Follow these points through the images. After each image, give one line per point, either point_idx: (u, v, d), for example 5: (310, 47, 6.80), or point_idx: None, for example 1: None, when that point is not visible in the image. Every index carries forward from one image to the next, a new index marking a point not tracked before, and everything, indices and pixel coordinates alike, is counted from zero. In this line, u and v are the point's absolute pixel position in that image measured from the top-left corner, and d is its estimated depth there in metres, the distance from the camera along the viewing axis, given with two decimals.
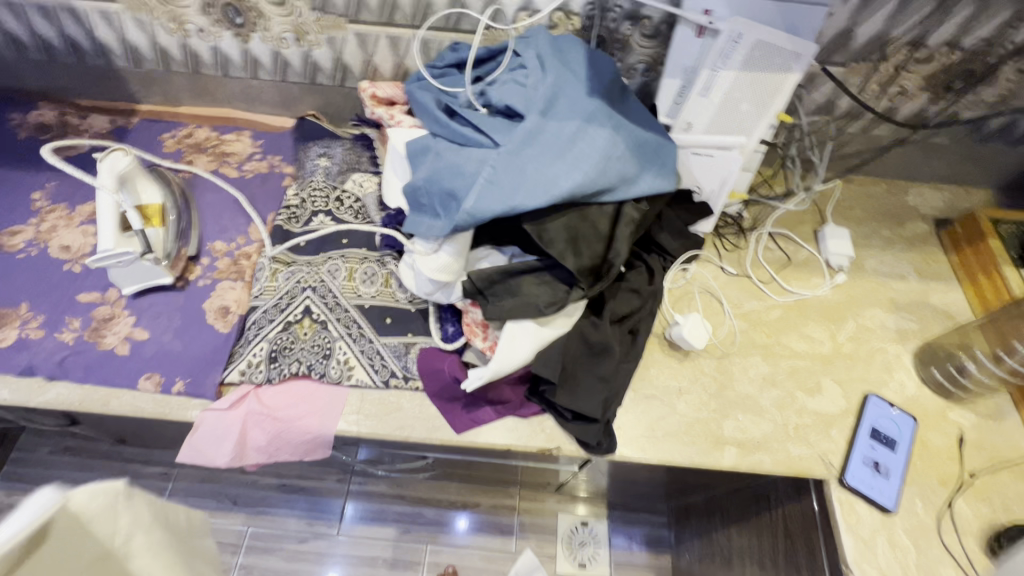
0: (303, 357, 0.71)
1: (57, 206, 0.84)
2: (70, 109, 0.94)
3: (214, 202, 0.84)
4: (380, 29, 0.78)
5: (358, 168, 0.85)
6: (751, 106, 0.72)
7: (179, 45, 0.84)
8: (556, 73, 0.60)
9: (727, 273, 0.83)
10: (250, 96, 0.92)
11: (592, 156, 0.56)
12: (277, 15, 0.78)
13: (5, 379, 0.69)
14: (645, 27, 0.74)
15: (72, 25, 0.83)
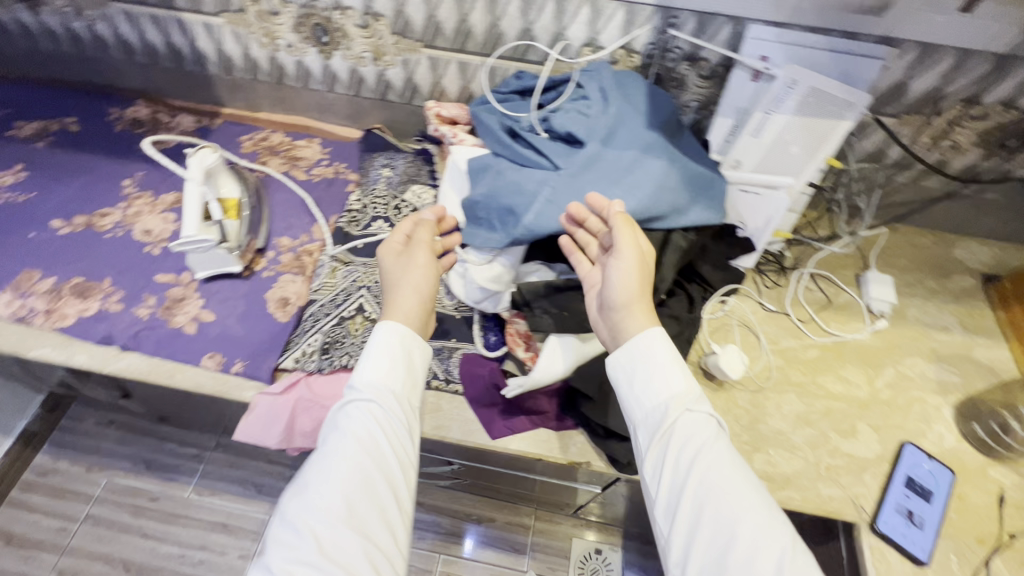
0: (352, 352, 0.74)
1: (144, 194, 0.93)
2: (162, 108, 1.04)
3: (284, 201, 0.91)
4: (451, 54, 0.84)
5: (416, 180, 0.89)
6: (801, 149, 0.74)
7: (268, 58, 0.92)
8: (618, 105, 0.64)
9: (766, 309, 0.84)
10: (323, 107, 0.99)
11: (646, 185, 0.60)
12: (359, 36, 0.84)
13: (86, 345, 0.76)
14: (702, 68, 0.78)
15: (177, 34, 0.92)
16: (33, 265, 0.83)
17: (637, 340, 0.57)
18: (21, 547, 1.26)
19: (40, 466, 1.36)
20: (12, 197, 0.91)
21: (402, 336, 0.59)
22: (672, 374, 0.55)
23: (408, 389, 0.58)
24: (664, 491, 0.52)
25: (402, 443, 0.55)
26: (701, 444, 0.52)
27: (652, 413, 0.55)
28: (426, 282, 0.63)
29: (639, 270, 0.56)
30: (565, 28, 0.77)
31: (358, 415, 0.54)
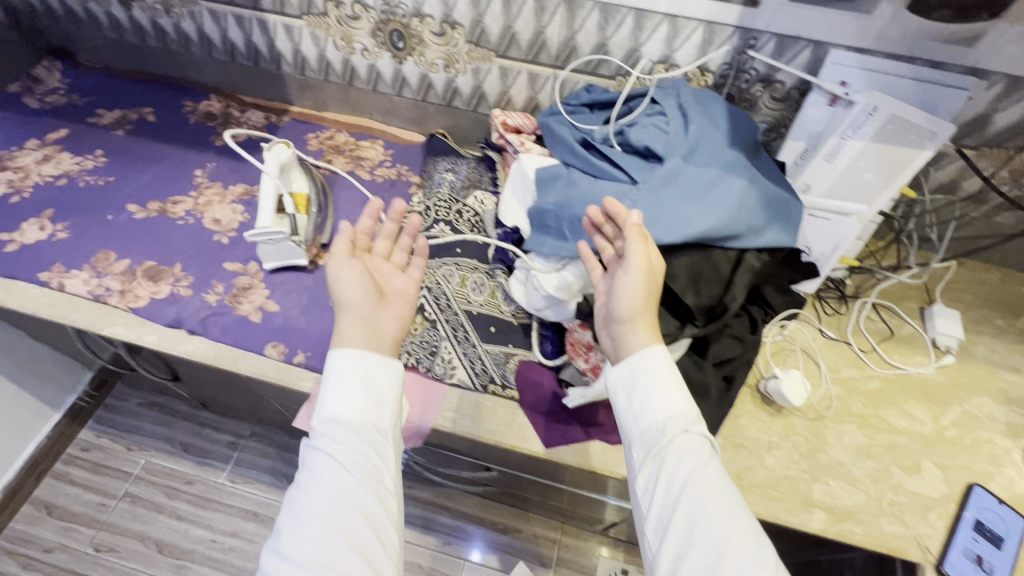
0: (412, 350, 0.77)
1: (214, 184, 0.96)
2: (234, 103, 1.08)
3: (349, 199, 0.93)
4: (523, 65, 0.85)
5: (479, 186, 0.91)
6: (875, 176, 0.72)
7: (342, 60, 0.95)
8: (699, 123, 0.65)
9: (826, 336, 0.83)
10: (389, 110, 1.02)
11: (727, 203, 0.60)
12: (434, 43, 0.87)
13: (157, 326, 0.79)
14: (777, 90, 0.77)
15: (258, 33, 0.95)
16: (110, 246, 0.87)
17: (639, 357, 0.55)
18: (61, 519, 1.29)
19: (83, 441, 1.40)
20: (91, 180, 0.95)
21: (342, 357, 0.54)
22: (671, 393, 0.53)
23: (370, 412, 0.53)
24: (655, 509, 0.50)
25: (371, 473, 0.51)
26: (695, 467, 0.50)
27: (650, 430, 0.53)
28: (351, 290, 0.56)
29: (647, 285, 0.55)
30: (640, 45, 0.77)
31: (320, 455, 0.51)
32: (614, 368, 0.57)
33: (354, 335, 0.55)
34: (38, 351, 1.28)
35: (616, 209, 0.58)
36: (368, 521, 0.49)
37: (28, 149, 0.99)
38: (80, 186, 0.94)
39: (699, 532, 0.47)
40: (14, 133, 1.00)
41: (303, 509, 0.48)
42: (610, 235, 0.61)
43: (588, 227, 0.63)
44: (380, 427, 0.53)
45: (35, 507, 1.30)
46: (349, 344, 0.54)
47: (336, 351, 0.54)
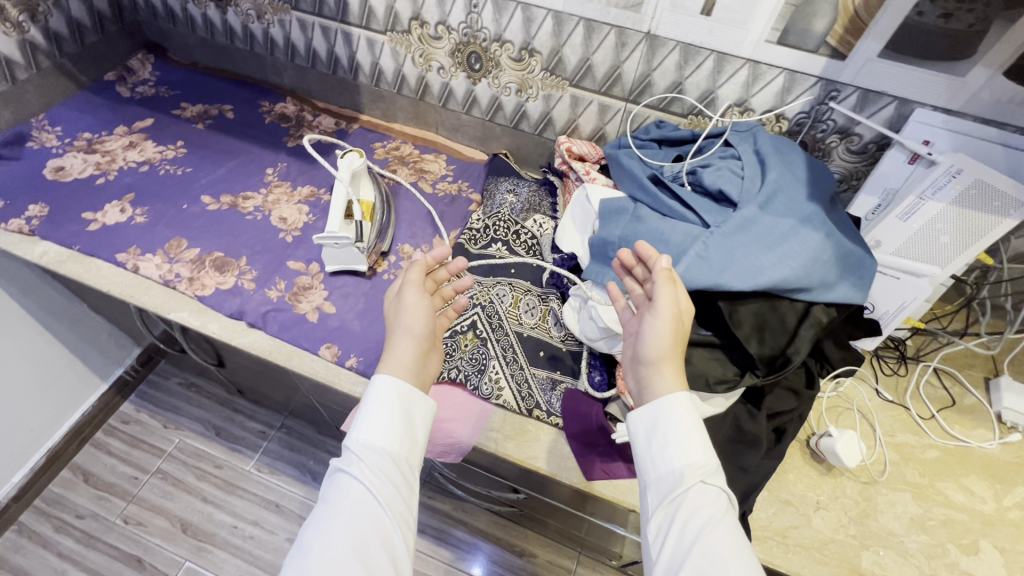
0: (461, 366, 0.77)
1: (283, 184, 0.99)
2: (308, 107, 1.12)
3: (410, 211, 0.95)
4: (595, 96, 0.86)
5: (538, 210, 0.92)
6: (951, 239, 0.69)
7: (417, 76, 0.98)
8: (778, 171, 0.64)
9: (882, 397, 0.80)
10: (455, 127, 1.04)
11: (802, 255, 0.59)
12: (510, 67, 0.89)
13: (220, 316, 0.82)
14: (853, 142, 0.76)
15: (341, 45, 0.99)
16: (182, 234, 0.91)
17: (661, 401, 0.55)
18: (96, 488, 1.34)
19: (124, 414, 1.45)
20: (171, 169, 1.00)
21: (393, 381, 0.56)
22: (690, 441, 0.52)
23: (406, 447, 0.55)
24: (664, 556, 0.48)
25: (400, 508, 0.51)
26: (710, 518, 0.48)
27: (666, 476, 0.52)
28: (419, 321, 0.61)
29: (674, 329, 0.55)
30: (717, 87, 0.78)
31: (353, 482, 0.51)
32: (636, 409, 0.57)
33: (409, 363, 0.59)
34: (95, 324, 1.35)
35: (646, 252, 0.60)
36: (390, 551, 0.49)
37: (117, 135, 1.05)
38: (160, 174, 0.99)
39: None
40: (106, 119, 1.07)
41: (326, 531, 0.49)
42: (641, 277, 0.63)
43: (620, 268, 0.65)
44: (406, 457, 0.54)
45: (73, 473, 1.35)
46: (402, 370, 0.58)
47: (385, 376, 0.56)
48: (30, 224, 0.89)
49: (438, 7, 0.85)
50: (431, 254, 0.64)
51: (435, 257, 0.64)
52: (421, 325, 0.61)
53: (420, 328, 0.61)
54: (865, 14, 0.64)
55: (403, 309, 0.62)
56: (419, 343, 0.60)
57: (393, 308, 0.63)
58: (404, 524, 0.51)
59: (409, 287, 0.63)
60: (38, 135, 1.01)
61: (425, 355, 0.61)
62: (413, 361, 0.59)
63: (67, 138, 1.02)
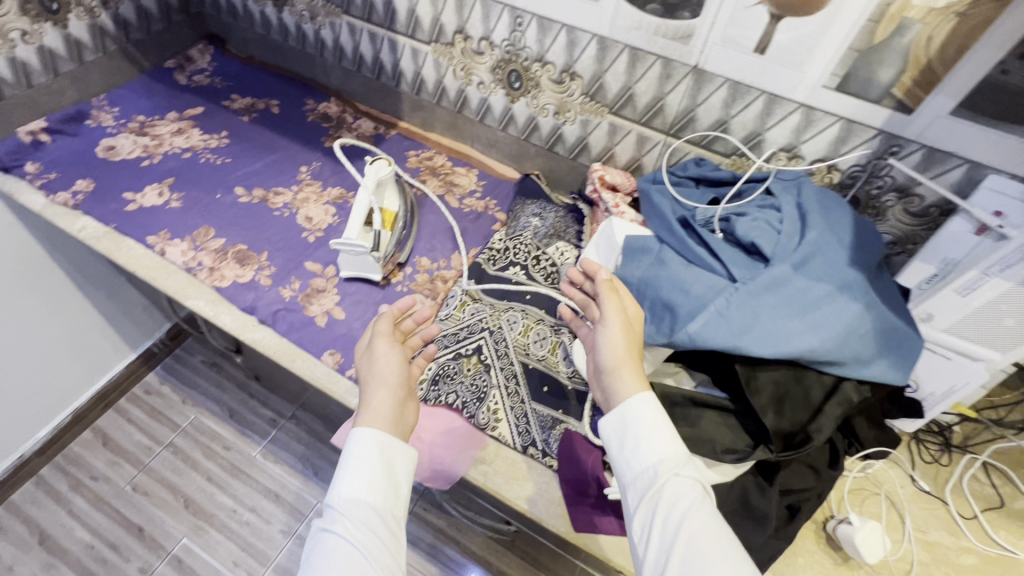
0: (460, 392, 0.74)
1: (314, 183, 1.00)
2: (350, 110, 1.14)
3: (433, 223, 0.93)
4: (635, 126, 0.83)
5: (562, 237, 0.88)
6: (1018, 323, 0.60)
7: (457, 89, 0.97)
8: (820, 230, 0.58)
9: (916, 486, 0.72)
10: (491, 143, 1.03)
11: (835, 326, 0.53)
12: (550, 89, 0.86)
13: (234, 309, 0.83)
14: (913, 204, 0.69)
15: (386, 52, 0.99)
16: (211, 223, 0.92)
17: (624, 404, 0.54)
18: (112, 452, 1.39)
19: (148, 384, 1.50)
20: (211, 158, 1.03)
21: (371, 432, 0.56)
22: (659, 435, 0.51)
23: (389, 499, 0.54)
24: (650, 556, 0.47)
25: (387, 561, 0.50)
26: (688, 509, 0.47)
27: (641, 475, 0.51)
28: (392, 368, 0.62)
29: (624, 332, 0.57)
30: (765, 129, 0.72)
31: (338, 541, 0.50)
32: (604, 414, 0.56)
33: (387, 414, 0.58)
34: (130, 296, 1.40)
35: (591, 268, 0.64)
36: None
37: (168, 120, 1.09)
38: (200, 162, 1.02)
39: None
40: (160, 104, 1.11)
41: None
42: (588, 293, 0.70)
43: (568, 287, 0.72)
44: (389, 505, 0.54)
45: (94, 435, 1.41)
46: (382, 420, 0.57)
47: (363, 427, 0.56)
48: (75, 198, 0.93)
49: (482, 23, 0.84)
50: (396, 304, 0.66)
51: (398, 306, 0.66)
52: (393, 373, 0.62)
53: (394, 376, 0.61)
54: (940, 68, 0.58)
55: (375, 361, 0.63)
56: (396, 389, 0.61)
57: (363, 367, 0.63)
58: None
59: (379, 338, 0.64)
60: (97, 114, 1.06)
61: (405, 401, 0.61)
62: (390, 406, 0.59)
63: (122, 119, 1.07)
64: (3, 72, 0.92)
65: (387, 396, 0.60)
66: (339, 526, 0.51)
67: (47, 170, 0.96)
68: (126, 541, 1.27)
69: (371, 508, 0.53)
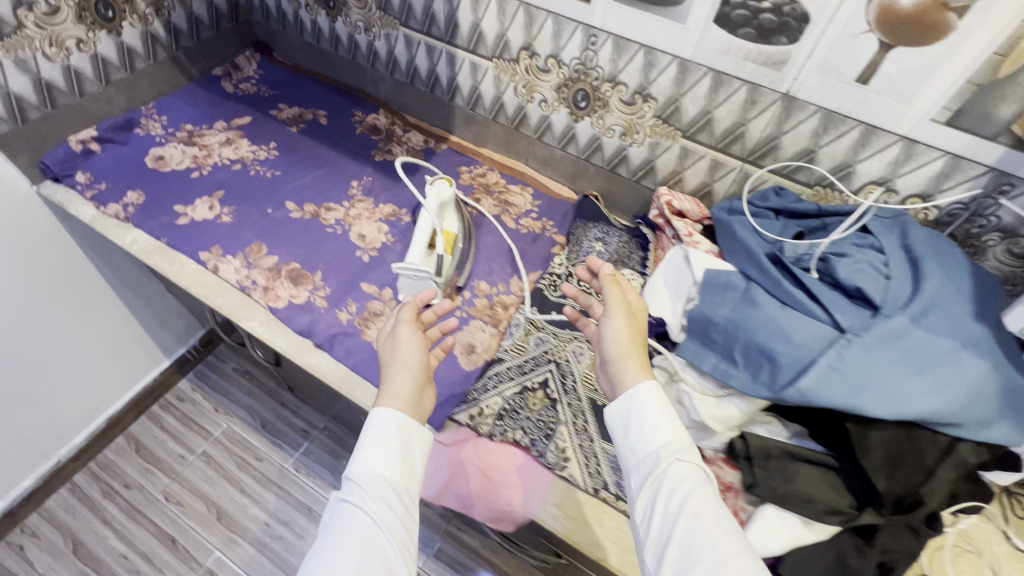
0: (527, 428, 0.71)
1: (366, 199, 0.98)
2: (399, 122, 1.11)
3: (491, 245, 0.90)
4: (709, 151, 0.79)
5: (627, 263, 0.85)
6: None
7: (517, 106, 0.94)
8: (938, 278, 0.54)
9: (1013, 545, 0.67)
10: (547, 161, 1.00)
11: (961, 388, 0.49)
12: (618, 110, 0.83)
13: (289, 331, 0.80)
14: (1018, 245, 0.65)
15: (444, 66, 0.96)
16: (264, 239, 0.90)
17: (630, 392, 0.58)
18: (145, 460, 1.38)
19: (180, 391, 1.49)
20: (261, 170, 1.01)
21: (390, 414, 0.58)
22: (663, 423, 0.55)
23: (406, 477, 0.56)
24: (653, 533, 0.51)
25: (400, 535, 0.52)
26: (689, 490, 0.51)
27: (645, 460, 0.55)
28: (413, 354, 0.63)
29: (627, 322, 0.62)
30: (857, 161, 0.69)
31: (355, 510, 0.52)
32: (611, 405, 0.61)
33: (406, 396, 0.60)
34: (168, 303, 1.39)
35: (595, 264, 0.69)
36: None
37: (216, 130, 1.07)
38: (250, 175, 1.00)
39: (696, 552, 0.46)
40: (208, 113, 1.09)
41: (326, 557, 0.48)
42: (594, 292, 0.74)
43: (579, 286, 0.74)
44: (406, 482, 0.56)
45: (127, 442, 1.40)
46: (400, 402, 0.59)
47: (384, 406, 0.58)
48: (126, 210, 0.91)
49: (552, 40, 0.80)
50: (420, 294, 0.68)
51: (422, 294, 0.68)
52: (411, 357, 0.63)
53: (414, 361, 0.62)
54: None
55: (395, 345, 0.64)
56: (415, 373, 0.62)
57: (383, 351, 0.65)
58: (403, 550, 0.52)
59: (402, 324, 0.66)
60: (145, 123, 1.04)
61: (422, 387, 0.63)
62: (407, 389, 0.61)
63: (171, 128, 1.05)
64: (58, 80, 0.91)
65: (405, 379, 0.61)
66: (355, 497, 0.53)
67: (97, 180, 0.95)
68: (159, 552, 1.25)
69: (387, 482, 0.55)
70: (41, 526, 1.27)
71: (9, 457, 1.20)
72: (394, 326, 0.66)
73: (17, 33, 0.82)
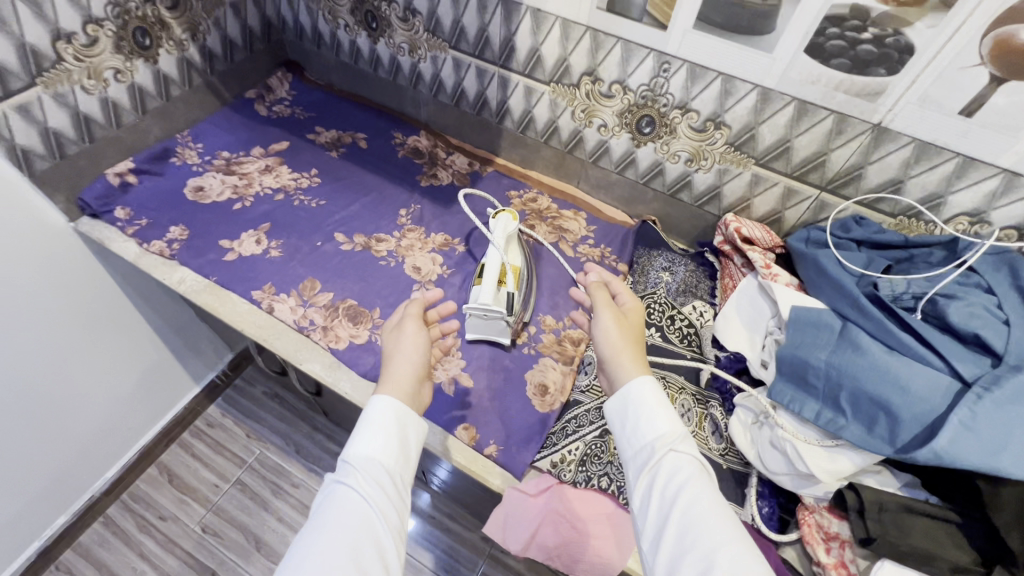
0: (613, 474, 0.68)
1: (417, 228, 0.95)
2: (441, 143, 1.08)
3: (554, 277, 0.88)
4: (783, 179, 0.77)
5: (696, 294, 0.83)
6: None
7: (573, 130, 0.91)
8: None
9: None
10: (600, 184, 0.97)
11: None
12: (686, 136, 0.80)
13: (352, 374, 0.77)
14: None
15: (494, 89, 0.93)
16: (316, 274, 0.87)
17: (625, 386, 0.60)
18: (179, 491, 1.34)
19: (210, 417, 1.46)
20: (305, 200, 0.97)
21: (390, 401, 0.58)
22: (657, 413, 0.57)
23: (401, 463, 0.56)
24: (651, 519, 0.52)
25: (395, 519, 0.52)
26: (683, 478, 0.52)
27: (639, 450, 0.57)
28: (416, 349, 0.64)
29: (615, 319, 0.66)
30: (950, 193, 0.66)
31: (349, 493, 0.52)
32: (608, 401, 0.62)
33: (406, 386, 0.61)
34: (199, 331, 1.35)
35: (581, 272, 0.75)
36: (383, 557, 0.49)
37: (253, 156, 1.03)
38: (294, 205, 0.96)
39: (694, 536, 0.48)
40: (244, 138, 1.05)
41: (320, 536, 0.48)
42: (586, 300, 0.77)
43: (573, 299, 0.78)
44: (400, 468, 0.56)
45: (159, 472, 1.37)
46: (401, 390, 0.60)
47: (383, 395, 0.58)
48: (170, 247, 0.88)
49: (619, 66, 0.78)
50: (427, 294, 0.70)
51: (430, 295, 0.70)
52: (413, 350, 0.64)
53: (417, 356, 0.63)
54: None
55: (399, 339, 0.65)
56: (418, 369, 0.63)
57: (386, 344, 0.66)
58: (394, 530, 0.52)
59: (409, 319, 0.67)
60: (181, 151, 1.00)
61: (421, 383, 0.63)
62: (407, 380, 0.61)
63: (207, 156, 1.01)
64: (95, 113, 0.87)
65: (409, 370, 0.62)
66: (350, 479, 0.53)
67: (138, 216, 0.91)
68: None
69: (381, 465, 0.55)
70: (75, 564, 1.23)
71: (44, 499, 1.16)
72: (400, 321, 0.67)
73: (56, 67, 0.79)
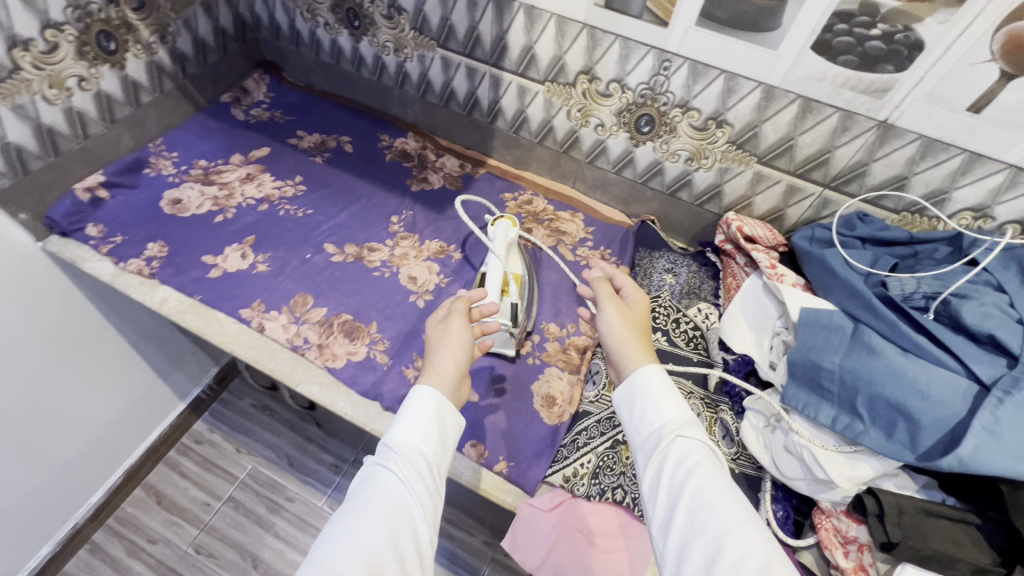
0: (626, 486, 0.66)
1: (410, 235, 0.91)
2: (430, 145, 1.04)
3: (555, 283, 0.86)
4: (786, 176, 0.76)
5: (700, 296, 0.81)
6: None
7: (568, 129, 0.88)
8: None
9: None
10: (597, 183, 0.94)
11: None
12: (686, 135, 0.78)
13: (351, 393, 0.74)
14: None
15: (485, 88, 0.90)
16: (307, 288, 0.83)
17: (630, 376, 0.58)
18: (169, 512, 1.29)
19: (197, 433, 1.41)
20: (290, 210, 0.93)
21: (433, 393, 0.55)
22: (664, 402, 0.55)
23: (440, 454, 0.54)
24: (659, 505, 0.51)
25: (431, 506, 0.50)
26: (695, 464, 0.51)
27: (647, 437, 0.55)
28: (462, 347, 0.60)
29: (619, 310, 0.63)
30: (954, 188, 0.66)
31: (388, 476, 0.50)
32: (616, 391, 0.60)
33: (450, 382, 0.57)
34: (183, 346, 1.30)
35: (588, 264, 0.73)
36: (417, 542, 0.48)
37: (233, 164, 0.98)
38: (280, 215, 0.92)
39: (709, 518, 0.47)
40: (222, 145, 1.00)
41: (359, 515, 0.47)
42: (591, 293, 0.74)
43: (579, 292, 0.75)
44: (440, 457, 0.54)
45: (147, 493, 1.31)
46: (444, 385, 0.56)
47: (426, 385, 0.56)
48: (149, 265, 0.83)
49: (618, 64, 0.75)
50: (472, 292, 0.66)
51: (478, 293, 0.66)
52: (460, 347, 0.60)
53: (462, 354, 0.60)
54: None
55: (444, 334, 0.61)
56: (462, 368, 0.59)
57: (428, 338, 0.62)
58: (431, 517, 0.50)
59: (454, 315, 0.63)
60: (155, 162, 0.95)
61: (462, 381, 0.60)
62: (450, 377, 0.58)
63: (183, 166, 0.96)
64: (59, 125, 0.81)
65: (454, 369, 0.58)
66: (389, 460, 0.51)
67: (112, 232, 0.86)
68: None
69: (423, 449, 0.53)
70: None
71: (25, 530, 1.10)
72: (445, 316, 0.63)
73: (13, 77, 0.73)
